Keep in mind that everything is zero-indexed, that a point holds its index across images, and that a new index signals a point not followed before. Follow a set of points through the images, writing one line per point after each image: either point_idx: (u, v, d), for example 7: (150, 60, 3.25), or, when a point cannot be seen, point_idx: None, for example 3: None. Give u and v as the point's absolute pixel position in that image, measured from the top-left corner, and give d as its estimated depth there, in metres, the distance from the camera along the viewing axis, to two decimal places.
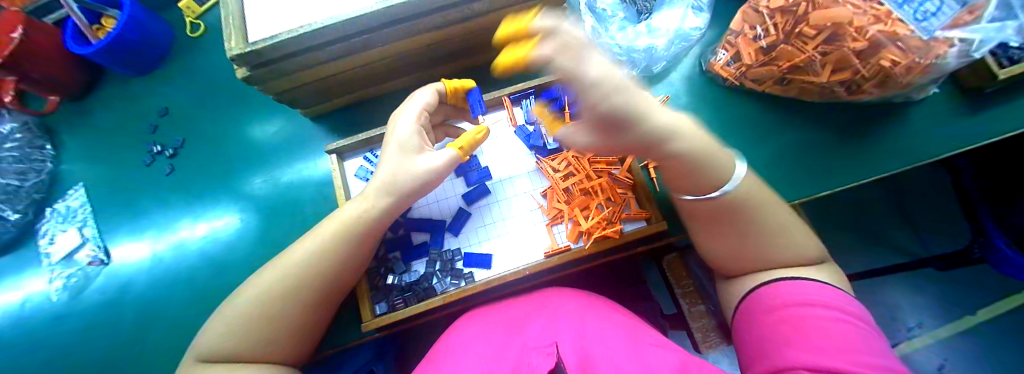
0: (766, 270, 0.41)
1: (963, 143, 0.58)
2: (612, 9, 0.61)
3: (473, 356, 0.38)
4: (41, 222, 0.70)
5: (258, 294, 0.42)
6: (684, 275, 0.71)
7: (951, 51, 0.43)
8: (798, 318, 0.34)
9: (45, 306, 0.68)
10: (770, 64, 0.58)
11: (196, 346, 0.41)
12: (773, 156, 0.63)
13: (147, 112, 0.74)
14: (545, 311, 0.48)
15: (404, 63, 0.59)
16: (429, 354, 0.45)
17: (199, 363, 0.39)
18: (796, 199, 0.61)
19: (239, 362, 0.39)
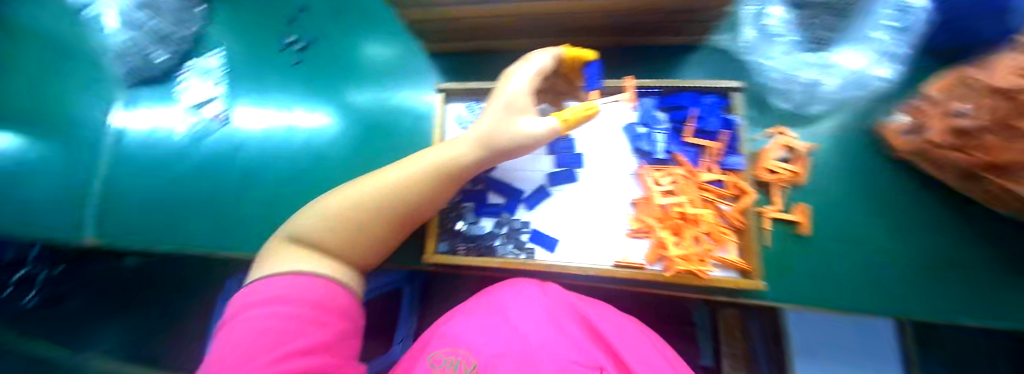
0: None
1: None
2: (782, 28, 0.52)
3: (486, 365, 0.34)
4: (183, 70, 0.81)
5: (354, 196, 0.43)
6: (736, 337, 0.74)
7: None
8: None
9: (168, 141, 0.78)
10: (961, 152, 0.44)
11: (296, 222, 0.44)
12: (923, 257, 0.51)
13: (291, 5, 0.81)
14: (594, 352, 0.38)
15: (538, 23, 0.57)
16: (454, 314, 0.44)
17: (287, 246, 0.43)
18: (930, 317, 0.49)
19: (315, 253, 0.41)
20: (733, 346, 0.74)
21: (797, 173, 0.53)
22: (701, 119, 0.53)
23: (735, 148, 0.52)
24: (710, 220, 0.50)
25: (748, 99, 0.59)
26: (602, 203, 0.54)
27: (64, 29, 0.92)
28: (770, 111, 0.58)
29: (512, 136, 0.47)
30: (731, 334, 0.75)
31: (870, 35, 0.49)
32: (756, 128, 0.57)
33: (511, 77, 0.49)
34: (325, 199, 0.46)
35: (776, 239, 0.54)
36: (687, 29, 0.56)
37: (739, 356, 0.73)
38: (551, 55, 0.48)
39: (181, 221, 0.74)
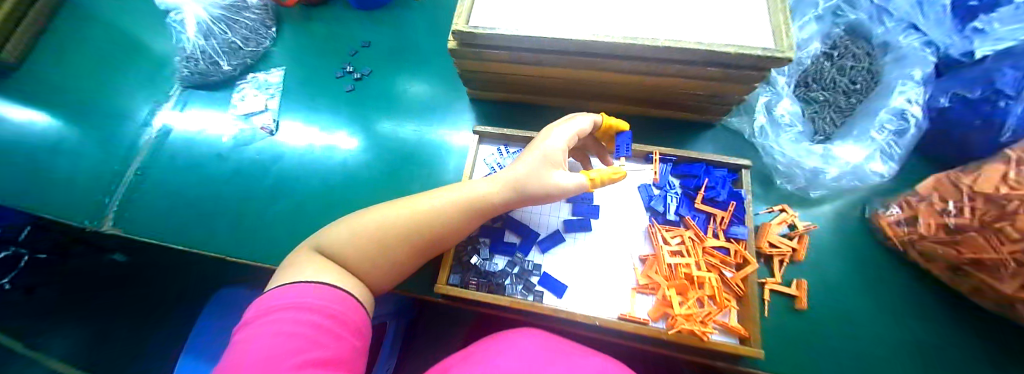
0: None
1: None
2: (791, 118, 0.59)
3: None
4: (242, 81, 0.89)
5: (389, 220, 0.47)
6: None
7: None
8: None
9: (213, 143, 0.84)
10: (948, 245, 0.51)
11: (324, 237, 0.47)
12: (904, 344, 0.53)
13: (353, 39, 0.90)
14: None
15: (578, 87, 0.64)
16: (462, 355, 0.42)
17: (311, 251, 0.45)
18: None
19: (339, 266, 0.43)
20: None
21: (796, 248, 0.57)
22: (712, 189, 0.58)
23: (741, 219, 0.57)
24: (711, 283, 0.53)
25: (754, 177, 0.64)
26: (613, 255, 0.57)
27: (150, 30, 1.04)
28: (776, 189, 0.62)
29: (541, 184, 0.51)
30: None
31: (870, 134, 0.55)
32: (761, 203, 0.61)
33: (551, 132, 0.54)
34: (361, 216, 0.49)
35: (775, 312, 0.55)
36: (704, 108, 0.63)
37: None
38: (591, 120, 0.55)
39: (200, 218, 0.75)
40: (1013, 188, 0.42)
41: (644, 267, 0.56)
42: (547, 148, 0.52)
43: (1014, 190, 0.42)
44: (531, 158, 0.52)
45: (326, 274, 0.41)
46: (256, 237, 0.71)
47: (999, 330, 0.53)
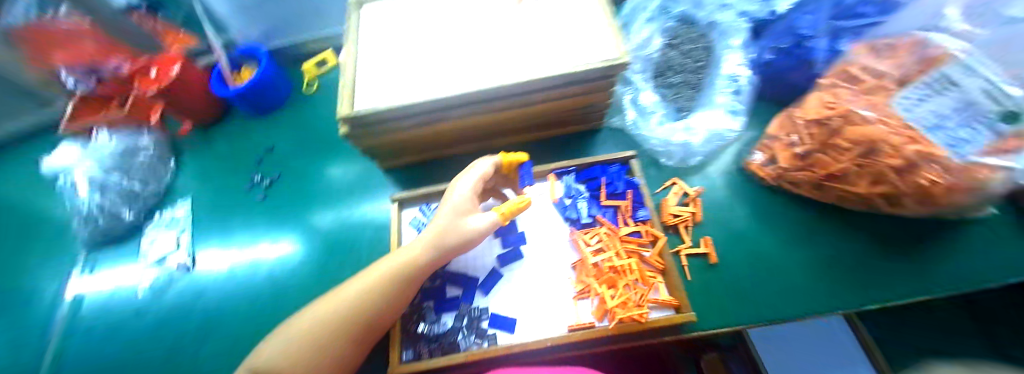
0: None
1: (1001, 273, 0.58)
2: (653, 106, 0.71)
3: None
4: (149, 225, 0.86)
5: (322, 319, 0.47)
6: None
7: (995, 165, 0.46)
8: None
9: (130, 300, 0.79)
10: (806, 170, 0.61)
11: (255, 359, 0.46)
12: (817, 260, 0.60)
13: (255, 147, 0.92)
14: None
15: (469, 134, 0.70)
16: None
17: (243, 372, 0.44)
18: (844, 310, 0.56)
19: None
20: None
21: (694, 212, 0.65)
22: (611, 185, 0.66)
23: (642, 202, 0.64)
24: (634, 267, 0.58)
25: (643, 161, 0.71)
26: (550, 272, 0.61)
27: (37, 199, 0.97)
28: (663, 168, 0.70)
29: (456, 233, 0.54)
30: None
31: (716, 100, 0.67)
32: (656, 183, 0.69)
33: (459, 181, 0.59)
34: (295, 321, 0.48)
35: (696, 272, 0.61)
36: (584, 119, 0.71)
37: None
38: (491, 162, 0.60)
39: None
40: (832, 109, 0.58)
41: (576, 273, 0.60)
42: (457, 198, 0.57)
43: (832, 110, 0.57)
44: (447, 210, 0.56)
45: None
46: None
47: (874, 222, 0.63)
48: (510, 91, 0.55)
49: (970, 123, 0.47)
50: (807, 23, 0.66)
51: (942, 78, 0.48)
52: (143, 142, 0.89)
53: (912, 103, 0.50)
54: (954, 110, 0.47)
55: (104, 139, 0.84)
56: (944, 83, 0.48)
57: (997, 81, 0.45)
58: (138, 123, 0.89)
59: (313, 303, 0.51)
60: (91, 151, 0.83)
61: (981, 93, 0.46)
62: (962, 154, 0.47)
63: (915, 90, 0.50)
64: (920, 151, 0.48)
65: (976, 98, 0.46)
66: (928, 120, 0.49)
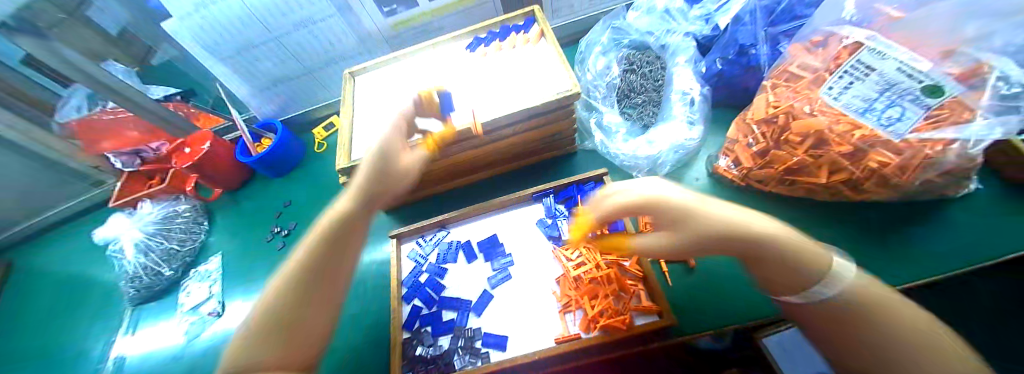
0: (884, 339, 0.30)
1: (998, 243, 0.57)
2: (616, 127, 0.78)
3: None
4: (186, 278, 0.97)
5: None
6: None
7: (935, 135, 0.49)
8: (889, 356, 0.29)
9: (168, 349, 0.88)
10: (767, 167, 0.65)
11: None
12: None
13: (273, 203, 1.04)
14: None
15: (456, 169, 0.79)
16: None
17: None
18: None
19: None
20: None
21: None
22: (587, 201, 0.72)
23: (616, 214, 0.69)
24: (615, 277, 0.62)
25: (619, 177, 0.78)
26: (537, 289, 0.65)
27: (87, 267, 1.10)
28: (636, 180, 0.76)
29: None
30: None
31: (673, 113, 0.73)
32: None
33: None
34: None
35: (675, 276, 0.67)
36: (558, 145, 0.79)
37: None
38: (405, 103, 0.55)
39: None
40: (776, 108, 0.63)
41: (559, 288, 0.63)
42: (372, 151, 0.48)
43: (776, 109, 0.63)
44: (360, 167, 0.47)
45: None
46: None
47: (857, 212, 0.65)
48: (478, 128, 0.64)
49: (898, 102, 0.48)
50: (745, 34, 0.73)
51: (859, 64, 0.51)
52: (182, 206, 1.02)
53: (837, 93, 0.54)
54: (879, 92, 0.50)
55: (149, 207, 0.99)
56: (861, 69, 0.51)
57: (907, 61, 0.47)
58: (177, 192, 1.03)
59: None
60: (137, 219, 0.97)
61: (898, 73, 0.48)
62: (898, 133, 0.50)
63: (837, 80, 0.54)
64: (865, 136, 0.54)
65: (893, 79, 0.48)
66: (857, 105, 0.52)
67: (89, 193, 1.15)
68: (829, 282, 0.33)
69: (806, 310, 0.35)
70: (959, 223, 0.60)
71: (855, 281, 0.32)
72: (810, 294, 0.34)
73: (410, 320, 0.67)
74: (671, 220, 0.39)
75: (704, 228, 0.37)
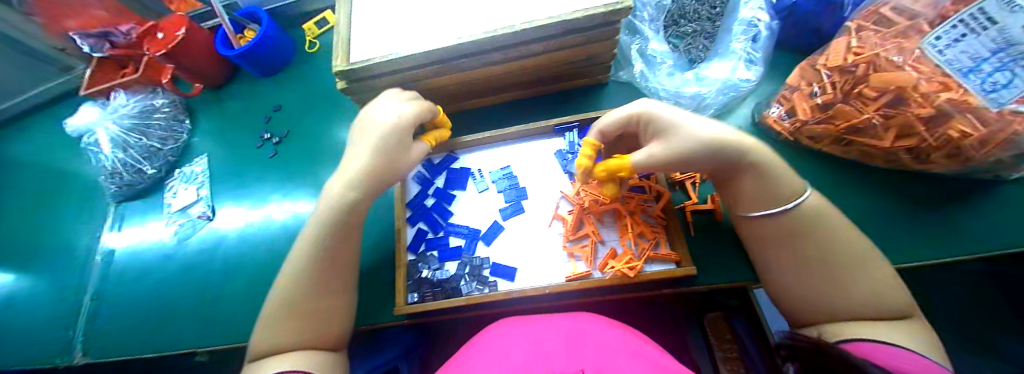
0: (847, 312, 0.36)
1: None
2: (662, 56, 0.69)
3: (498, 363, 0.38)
4: (171, 179, 0.92)
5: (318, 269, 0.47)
6: (725, 340, 0.69)
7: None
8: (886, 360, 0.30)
9: (158, 247, 0.86)
10: (826, 122, 0.58)
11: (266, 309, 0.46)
12: None
13: (265, 106, 0.95)
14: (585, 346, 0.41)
15: (474, 87, 0.69)
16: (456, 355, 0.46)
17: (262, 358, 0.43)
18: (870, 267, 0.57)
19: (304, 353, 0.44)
20: (725, 350, 0.68)
21: None
22: None
23: None
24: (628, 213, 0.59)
25: None
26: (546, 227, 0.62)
27: (61, 159, 1.02)
28: None
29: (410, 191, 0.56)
30: (721, 338, 0.70)
31: (732, 47, 0.64)
32: None
33: None
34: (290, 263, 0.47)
35: (698, 227, 0.63)
36: (589, 72, 0.70)
37: (734, 358, 0.66)
38: None
39: (173, 321, 0.77)
40: (857, 55, 0.53)
41: (571, 216, 0.60)
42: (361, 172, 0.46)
43: (857, 57, 0.53)
44: (350, 175, 0.48)
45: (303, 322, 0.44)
46: (237, 320, 0.74)
47: (903, 186, 0.60)
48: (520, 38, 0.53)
49: (1008, 66, 0.38)
50: None
51: (981, 13, 0.37)
52: (158, 101, 0.92)
53: (943, 46, 0.42)
54: (991, 51, 0.39)
55: (122, 99, 0.88)
56: (979, 21, 0.38)
57: None
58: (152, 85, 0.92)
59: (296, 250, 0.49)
60: (111, 111, 0.87)
61: (1023, 32, 0.35)
62: (998, 100, 0.41)
63: (948, 29, 0.41)
64: (952, 101, 0.45)
65: (1015, 38, 0.36)
66: (961, 63, 0.42)
67: (60, 80, 1.05)
68: (793, 200, 0.41)
69: (767, 221, 0.43)
70: (1012, 206, 0.57)
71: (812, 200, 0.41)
72: (811, 253, 0.39)
73: (415, 243, 0.64)
74: (673, 133, 0.44)
75: (693, 139, 0.43)
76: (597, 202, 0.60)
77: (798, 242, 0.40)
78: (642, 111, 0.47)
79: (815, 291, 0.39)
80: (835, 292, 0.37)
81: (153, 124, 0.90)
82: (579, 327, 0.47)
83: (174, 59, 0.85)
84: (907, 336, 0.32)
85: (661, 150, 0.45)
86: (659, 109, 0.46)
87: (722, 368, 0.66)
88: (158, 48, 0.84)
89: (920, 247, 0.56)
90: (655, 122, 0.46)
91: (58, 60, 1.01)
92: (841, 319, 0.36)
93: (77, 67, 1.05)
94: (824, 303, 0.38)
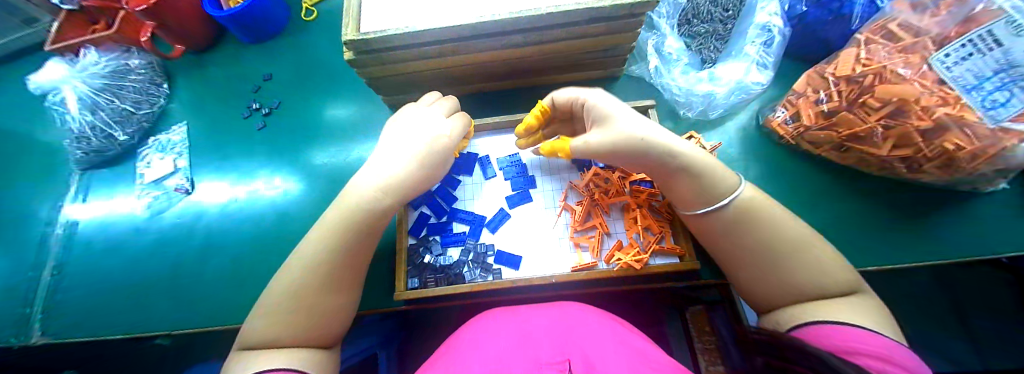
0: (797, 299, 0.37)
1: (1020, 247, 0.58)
2: (677, 54, 0.69)
3: (481, 356, 0.39)
4: (144, 147, 0.84)
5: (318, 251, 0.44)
6: (706, 332, 0.71)
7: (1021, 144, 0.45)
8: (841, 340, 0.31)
9: (128, 220, 0.79)
10: (828, 129, 0.59)
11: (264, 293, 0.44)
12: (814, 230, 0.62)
13: (253, 75, 0.88)
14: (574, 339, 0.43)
15: (486, 70, 0.68)
16: (444, 350, 0.45)
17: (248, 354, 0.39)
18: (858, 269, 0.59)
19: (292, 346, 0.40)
20: (705, 342, 0.70)
21: None
22: None
23: None
24: (634, 204, 0.59)
25: (662, 112, 0.73)
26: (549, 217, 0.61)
27: (18, 119, 0.92)
28: (682, 120, 0.72)
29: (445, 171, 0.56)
30: (702, 331, 0.72)
31: (745, 50, 0.65)
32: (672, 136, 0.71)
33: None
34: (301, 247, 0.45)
35: None
36: (605, 63, 0.70)
37: (713, 349, 0.69)
38: None
39: (145, 300, 0.72)
40: (865, 66, 0.53)
41: (579, 208, 0.60)
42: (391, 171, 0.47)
43: (866, 67, 0.53)
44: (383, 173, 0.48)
45: (257, 327, 0.40)
46: (219, 302, 0.70)
47: (891, 192, 0.63)
48: (540, 21, 0.51)
49: (1008, 86, 0.40)
50: None
51: (989, 34, 0.39)
52: (134, 62, 0.85)
53: (950, 63, 0.44)
54: (994, 71, 0.40)
55: (93, 57, 0.81)
56: (987, 41, 0.39)
57: None
58: (126, 44, 0.85)
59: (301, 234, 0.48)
60: (79, 69, 0.80)
61: None
62: (996, 117, 0.43)
63: (956, 48, 0.42)
64: (948, 115, 0.46)
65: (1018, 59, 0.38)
66: (965, 80, 0.43)
67: (23, 32, 0.94)
68: (728, 196, 0.42)
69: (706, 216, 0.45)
70: (988, 216, 0.59)
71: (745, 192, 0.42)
72: (746, 246, 0.41)
73: (417, 227, 0.62)
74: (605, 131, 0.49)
75: (615, 139, 0.48)
76: (601, 192, 0.61)
77: (739, 235, 0.42)
78: (586, 101, 0.53)
79: (766, 284, 0.39)
80: (780, 283, 0.38)
81: (126, 86, 0.82)
82: (560, 316, 0.49)
83: (155, 18, 0.79)
84: (860, 316, 0.32)
85: (595, 137, 0.50)
86: (602, 105, 0.51)
87: (701, 359, 0.69)
88: (138, 4, 0.79)
89: (901, 253, 0.59)
90: (594, 114, 0.52)
91: (22, 10, 0.89)
92: (790, 309, 0.37)
93: (40, 20, 0.93)
94: (775, 296, 0.39)
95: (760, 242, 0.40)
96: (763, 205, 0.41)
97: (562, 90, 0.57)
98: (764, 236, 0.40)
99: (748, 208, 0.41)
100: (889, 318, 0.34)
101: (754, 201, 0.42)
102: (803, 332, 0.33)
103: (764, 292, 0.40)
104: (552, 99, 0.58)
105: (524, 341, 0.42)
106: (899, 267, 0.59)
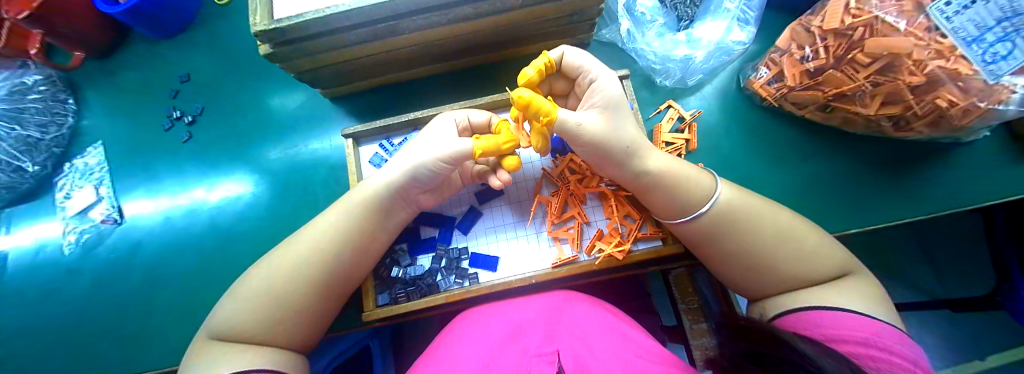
0: (788, 290, 0.40)
1: (995, 195, 0.57)
2: (651, 13, 0.63)
3: (476, 352, 0.39)
4: (59, 176, 0.73)
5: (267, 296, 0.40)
6: (689, 292, 0.64)
7: (1013, 98, 0.41)
8: (831, 324, 0.33)
9: (57, 258, 0.70)
10: (814, 88, 0.55)
11: (212, 339, 0.41)
12: (790, 196, 0.61)
13: (170, 76, 0.76)
14: (563, 337, 0.40)
15: (441, 49, 0.59)
16: (432, 350, 0.45)
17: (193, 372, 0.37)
18: (840, 232, 0.58)
19: (272, 349, 0.40)
20: (688, 302, 0.63)
21: (689, 139, 0.64)
22: None
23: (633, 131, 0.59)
24: (612, 192, 0.55)
25: (637, 82, 0.67)
26: (519, 213, 0.57)
27: None
28: (658, 89, 0.67)
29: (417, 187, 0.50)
30: (684, 291, 0.64)
31: (724, 5, 0.60)
32: (650, 107, 0.66)
33: None
34: (256, 287, 0.42)
35: None
36: (573, 30, 0.62)
37: (696, 308, 0.63)
38: None
39: (93, 346, 0.65)
40: (855, 16, 0.47)
41: (555, 198, 0.56)
42: (374, 185, 0.48)
43: (855, 19, 0.46)
44: (358, 198, 0.48)
45: (219, 367, 0.36)
46: (178, 338, 0.63)
47: (872, 149, 0.61)
48: None
49: (1012, 36, 0.37)
50: None
51: None
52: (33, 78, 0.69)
53: (951, 13, 0.39)
54: (997, 20, 0.37)
55: None
56: None
57: None
58: (19, 57, 0.71)
59: (256, 266, 0.45)
60: None
61: None
62: (996, 72, 0.39)
63: None
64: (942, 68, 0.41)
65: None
66: (966, 32, 0.39)
67: None
68: (709, 202, 0.44)
69: (692, 227, 0.46)
70: (962, 164, 0.59)
71: (725, 198, 0.44)
72: (734, 252, 0.43)
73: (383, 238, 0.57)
74: (603, 126, 0.45)
75: (613, 135, 0.45)
76: (577, 179, 0.57)
77: (724, 239, 0.44)
78: (598, 79, 0.46)
79: (757, 275, 0.42)
80: (771, 273, 0.41)
81: (28, 108, 0.67)
82: (551, 305, 0.48)
83: (45, 25, 0.65)
84: (851, 300, 0.35)
85: (594, 123, 0.45)
86: (610, 93, 0.46)
87: (684, 319, 0.63)
88: (23, 8, 0.65)
89: (878, 214, 0.59)
90: (596, 98, 0.46)
91: None
92: (786, 297, 0.40)
93: None
94: (768, 285, 0.41)
95: (748, 242, 0.42)
96: (744, 207, 0.44)
97: (575, 50, 0.47)
98: (749, 238, 0.42)
99: (731, 213, 0.43)
100: (880, 292, 0.38)
101: (734, 203, 0.44)
102: (797, 316, 0.36)
103: (762, 287, 0.42)
104: (560, 56, 0.47)
105: (518, 338, 0.41)
106: (876, 227, 0.58)
